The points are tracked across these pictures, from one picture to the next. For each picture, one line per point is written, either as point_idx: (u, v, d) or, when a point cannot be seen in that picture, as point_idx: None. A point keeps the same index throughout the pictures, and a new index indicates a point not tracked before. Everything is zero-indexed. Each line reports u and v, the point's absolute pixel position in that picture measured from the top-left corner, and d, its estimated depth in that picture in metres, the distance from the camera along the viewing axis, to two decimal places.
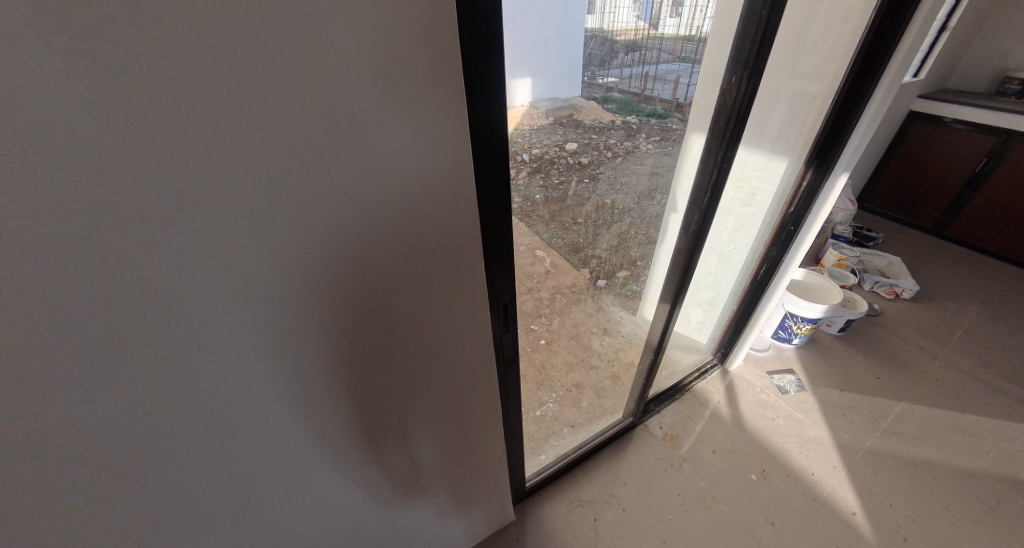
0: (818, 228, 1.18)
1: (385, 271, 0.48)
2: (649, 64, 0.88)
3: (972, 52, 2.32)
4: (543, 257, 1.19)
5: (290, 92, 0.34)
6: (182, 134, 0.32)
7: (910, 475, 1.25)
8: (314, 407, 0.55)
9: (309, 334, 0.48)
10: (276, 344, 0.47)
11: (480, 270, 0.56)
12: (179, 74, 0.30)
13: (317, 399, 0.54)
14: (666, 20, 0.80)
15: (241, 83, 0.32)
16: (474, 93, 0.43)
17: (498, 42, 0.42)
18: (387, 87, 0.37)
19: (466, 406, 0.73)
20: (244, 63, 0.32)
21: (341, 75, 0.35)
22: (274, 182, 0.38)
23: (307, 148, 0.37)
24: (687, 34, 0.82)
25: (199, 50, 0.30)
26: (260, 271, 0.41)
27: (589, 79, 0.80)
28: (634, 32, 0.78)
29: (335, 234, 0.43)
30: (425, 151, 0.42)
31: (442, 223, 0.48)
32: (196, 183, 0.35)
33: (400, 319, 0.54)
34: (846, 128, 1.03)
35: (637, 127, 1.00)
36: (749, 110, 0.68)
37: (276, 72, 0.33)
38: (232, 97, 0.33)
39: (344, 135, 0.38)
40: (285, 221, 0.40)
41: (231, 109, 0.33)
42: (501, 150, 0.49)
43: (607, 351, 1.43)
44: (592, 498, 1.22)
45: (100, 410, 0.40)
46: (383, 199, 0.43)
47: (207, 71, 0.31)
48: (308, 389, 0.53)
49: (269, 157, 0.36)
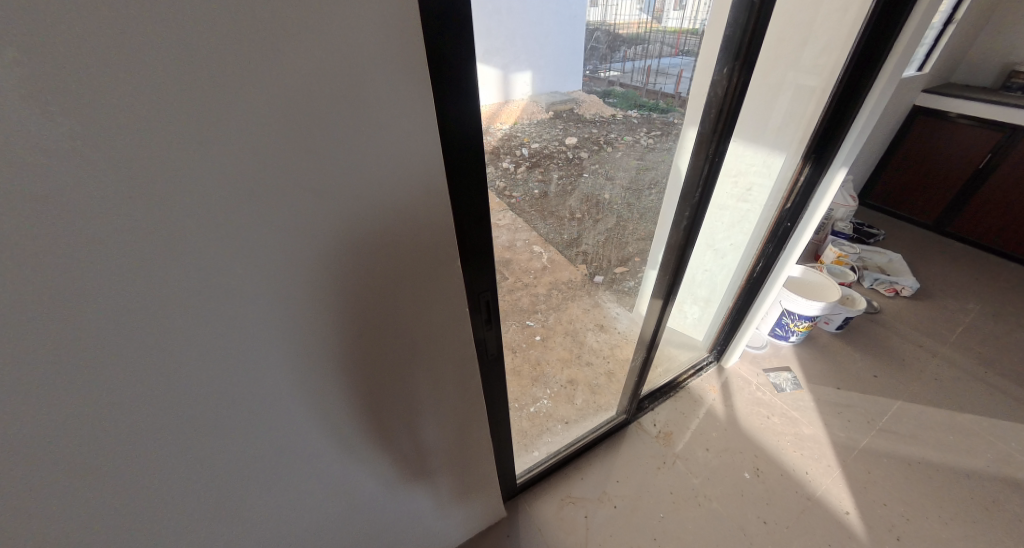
0: (816, 225, 1.13)
1: (353, 268, 0.46)
2: (652, 57, 0.94)
3: (978, 46, 2.28)
4: (541, 254, 1.95)
5: (236, 83, 0.32)
6: (121, 123, 0.30)
7: (905, 474, 1.23)
8: (285, 410, 0.53)
9: (277, 336, 0.46)
10: (239, 348, 0.45)
11: (456, 268, 0.54)
12: (119, 63, 0.29)
13: (287, 400, 0.52)
14: (669, 14, 0.83)
15: (185, 75, 0.31)
16: (443, 87, 0.41)
17: (468, 35, 0.39)
18: (344, 74, 0.35)
19: (448, 406, 0.72)
20: (184, 53, 0.30)
21: (292, 64, 0.33)
22: (223, 177, 0.35)
23: (259, 140, 0.35)
24: (691, 27, 0.84)
25: (139, 37, 0.29)
26: (219, 272, 0.40)
27: (590, 72, 0.92)
28: (637, 24, 0.83)
29: (298, 233, 0.41)
30: (393, 144, 0.40)
31: (413, 219, 0.46)
32: (141, 176, 0.33)
33: (374, 319, 0.52)
34: (844, 122, 0.99)
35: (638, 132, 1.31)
36: (743, 102, 0.65)
37: (220, 63, 0.31)
38: (176, 88, 0.31)
39: (299, 128, 0.36)
40: (244, 214, 0.38)
41: (175, 102, 0.31)
42: (475, 147, 0.47)
43: (601, 348, 1.64)
44: (584, 495, 1.21)
45: (48, 416, 0.38)
46: (348, 191, 0.41)
47: (147, 59, 0.29)
48: (280, 391, 0.51)
49: (220, 151, 0.34)
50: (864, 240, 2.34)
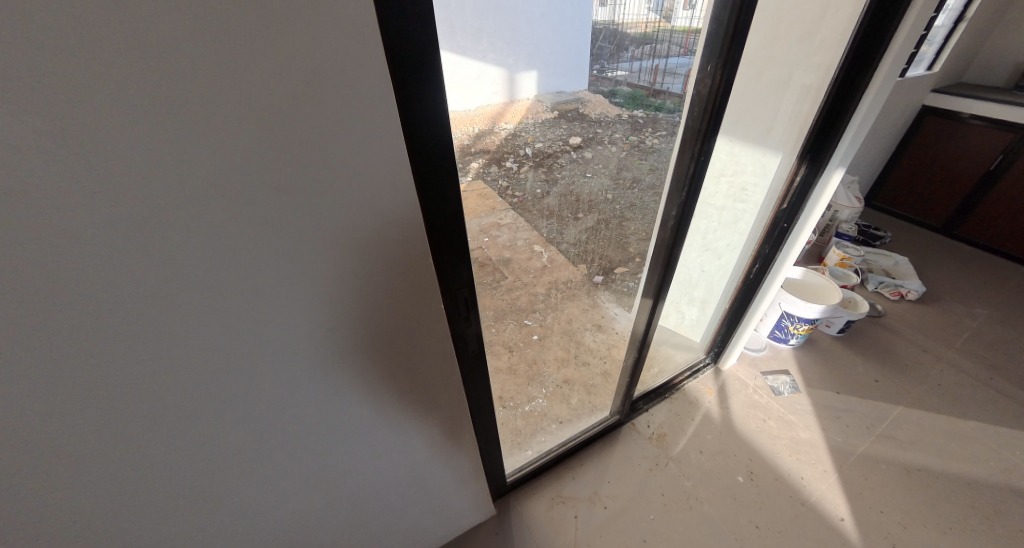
0: (813, 227, 1.11)
1: (321, 264, 0.46)
2: (662, 57, 1.15)
3: (990, 45, 2.23)
4: (543, 251, 2.11)
5: (194, 80, 0.32)
6: (81, 117, 0.31)
7: (903, 482, 1.21)
8: (256, 409, 0.53)
9: (246, 333, 0.46)
10: (206, 346, 0.45)
11: (429, 265, 0.54)
12: (76, 59, 0.29)
13: (259, 399, 0.52)
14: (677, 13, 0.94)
15: (137, 76, 0.31)
16: (404, 86, 0.41)
17: (430, 32, 0.39)
18: (301, 72, 0.35)
19: (431, 403, 0.72)
20: (136, 54, 0.30)
21: (254, 58, 0.33)
22: (180, 177, 0.35)
23: (220, 134, 0.35)
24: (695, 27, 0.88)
25: (93, 32, 0.29)
26: (180, 271, 0.39)
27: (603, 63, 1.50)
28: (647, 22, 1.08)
29: (262, 231, 0.41)
30: (359, 138, 0.40)
31: (382, 214, 0.46)
32: (100, 170, 0.32)
33: (348, 314, 0.52)
34: (839, 122, 0.97)
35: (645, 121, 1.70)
36: (726, 100, 0.64)
37: (173, 65, 0.31)
38: (130, 84, 0.31)
39: (257, 123, 0.36)
40: (205, 209, 0.38)
41: (133, 102, 0.31)
42: (443, 141, 0.46)
43: (599, 348, 1.64)
44: (574, 494, 1.20)
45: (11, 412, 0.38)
46: (314, 184, 0.41)
47: (100, 53, 0.30)
48: (249, 392, 0.51)
49: (178, 147, 0.34)
50: (870, 242, 2.29)
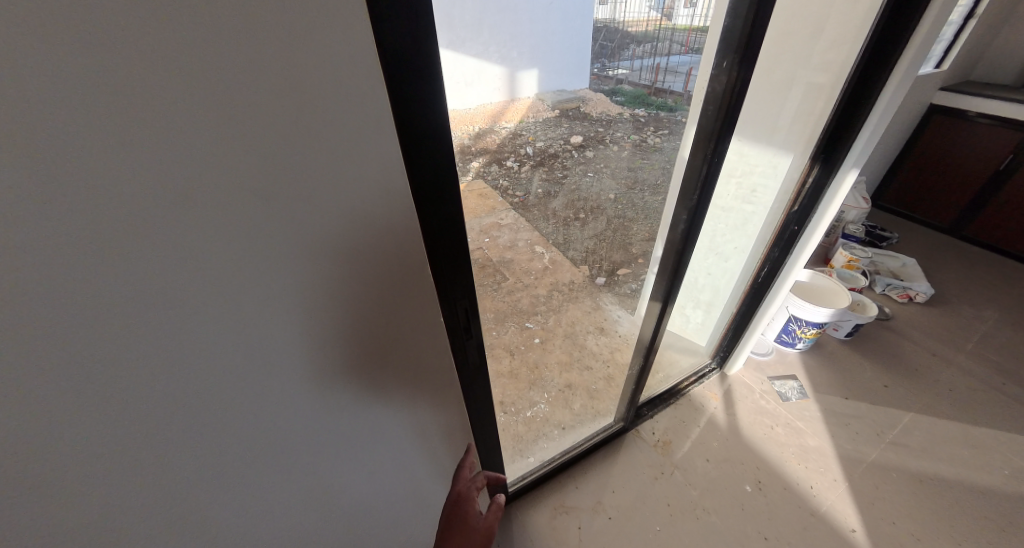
0: (824, 229, 1.08)
1: (309, 280, 0.42)
2: (666, 54, 1.12)
3: (999, 42, 2.20)
4: (543, 251, 2.05)
5: (159, 80, 0.28)
6: (30, 128, 0.26)
7: (915, 491, 1.18)
8: (245, 446, 0.48)
9: (229, 363, 0.42)
10: (186, 382, 0.40)
11: (426, 274, 0.51)
12: (23, 59, 0.25)
13: (249, 434, 0.47)
14: (680, 10, 0.91)
15: (91, 74, 0.27)
16: (399, 84, 0.37)
17: (426, 25, 0.36)
18: (283, 70, 0.32)
19: (429, 416, 0.69)
20: (90, 49, 0.26)
21: (236, 57, 0.30)
22: (145, 192, 0.31)
23: (197, 142, 0.31)
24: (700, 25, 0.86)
25: (35, 25, 0.25)
26: (152, 299, 0.35)
27: (602, 64, 1.49)
28: (649, 20, 1.04)
29: (243, 246, 0.37)
30: (351, 144, 0.37)
31: (374, 225, 0.43)
32: (57, 187, 0.28)
33: (341, 331, 0.48)
34: (854, 122, 0.93)
35: (653, 116, 1.69)
36: (743, 99, 0.60)
37: (134, 63, 0.28)
38: (82, 85, 0.27)
39: (233, 128, 0.32)
40: (181, 227, 0.33)
41: (86, 105, 0.27)
42: (443, 144, 0.43)
43: (601, 351, 1.60)
44: (577, 504, 1.17)
45: None
46: (303, 195, 0.38)
47: (45, 49, 0.25)
48: (236, 428, 0.46)
49: (150, 158, 0.30)
50: (877, 243, 2.26)
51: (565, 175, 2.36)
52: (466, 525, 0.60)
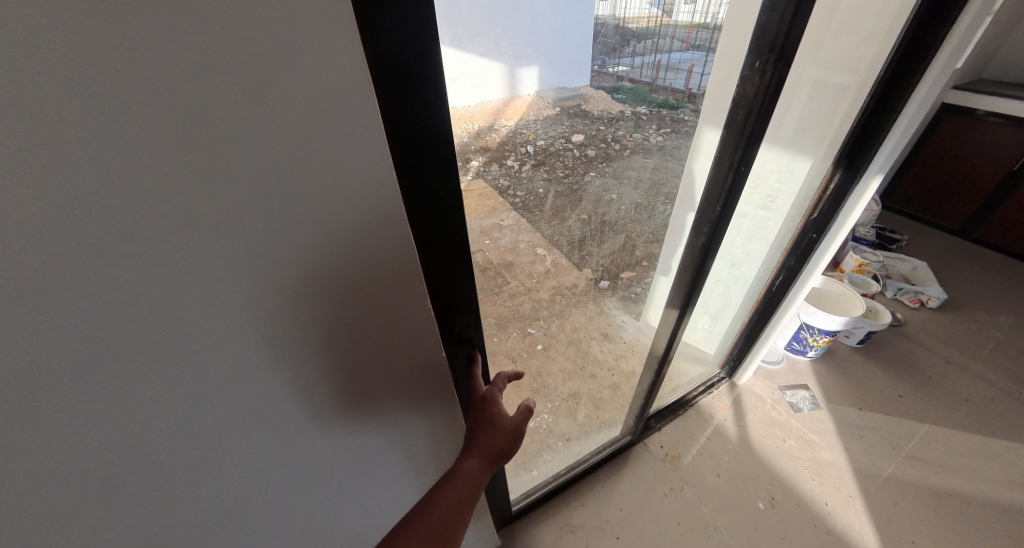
0: (844, 237, 1.03)
1: (292, 325, 0.36)
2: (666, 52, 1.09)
3: (1011, 39, 2.14)
4: (545, 253, 2.12)
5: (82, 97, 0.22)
6: None
7: (935, 508, 1.13)
8: (222, 521, 0.40)
9: (197, 432, 0.35)
10: (143, 460, 0.32)
11: (427, 308, 0.44)
12: None
13: (224, 507, 0.40)
14: (679, 8, 0.86)
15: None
16: (393, 92, 0.31)
17: (426, 20, 0.29)
18: (249, 79, 0.25)
19: (432, 454, 0.63)
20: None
21: (191, 63, 0.23)
22: (73, 240, 0.24)
23: (149, 177, 0.25)
24: (702, 21, 0.84)
25: None
26: (92, 371, 0.27)
27: (600, 64, 1.49)
28: (648, 17, 0.99)
29: (208, 295, 0.30)
30: (338, 166, 0.31)
31: (368, 258, 0.37)
32: None
33: (335, 379, 0.42)
34: (882, 125, 0.88)
35: (651, 115, 1.72)
36: (774, 102, 0.55)
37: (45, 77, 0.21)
38: None
39: (187, 153, 0.25)
40: (128, 278, 0.26)
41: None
42: (448, 162, 0.37)
43: (606, 358, 1.56)
44: (584, 522, 1.13)
45: None
46: (287, 230, 0.31)
47: None
48: (209, 503, 0.38)
49: (81, 193, 0.23)
50: (886, 246, 2.21)
51: (567, 174, 2.30)
52: (497, 427, 0.53)
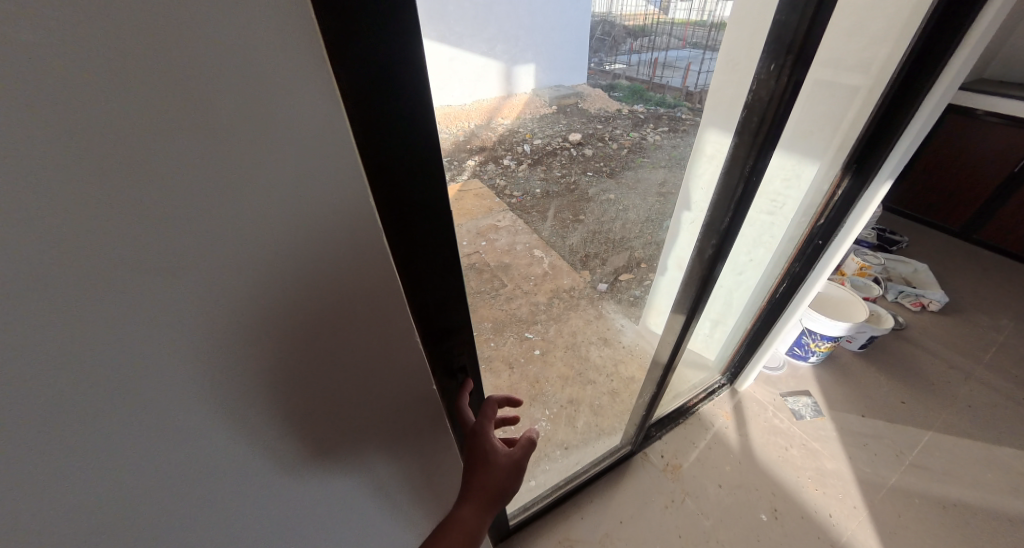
0: (850, 244, 1.00)
1: (260, 362, 0.32)
2: (664, 49, 1.05)
3: (1014, 38, 2.11)
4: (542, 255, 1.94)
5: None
6: None
7: (940, 520, 1.11)
8: None
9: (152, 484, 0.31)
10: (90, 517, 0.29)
11: (412, 336, 0.41)
12: None
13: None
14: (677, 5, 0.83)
15: None
16: (372, 106, 0.27)
17: (410, 26, 0.26)
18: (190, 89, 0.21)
19: (426, 481, 0.59)
20: None
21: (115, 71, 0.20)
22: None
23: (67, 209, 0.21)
24: (699, 19, 0.79)
25: None
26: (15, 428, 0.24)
27: (596, 61, 1.47)
28: (646, 14, 0.96)
29: (157, 336, 0.26)
30: (306, 189, 0.27)
31: (345, 287, 0.33)
32: None
33: (311, 417, 0.38)
34: (892, 129, 0.85)
35: (647, 113, 1.71)
36: (790, 108, 0.52)
37: None
38: None
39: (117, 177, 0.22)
40: (56, 321, 0.23)
41: None
42: (434, 178, 0.33)
43: (605, 364, 1.50)
44: (582, 536, 1.10)
45: None
46: (249, 262, 0.28)
47: None
48: None
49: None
50: (887, 247, 2.19)
51: (564, 174, 2.31)
52: (490, 462, 0.49)
